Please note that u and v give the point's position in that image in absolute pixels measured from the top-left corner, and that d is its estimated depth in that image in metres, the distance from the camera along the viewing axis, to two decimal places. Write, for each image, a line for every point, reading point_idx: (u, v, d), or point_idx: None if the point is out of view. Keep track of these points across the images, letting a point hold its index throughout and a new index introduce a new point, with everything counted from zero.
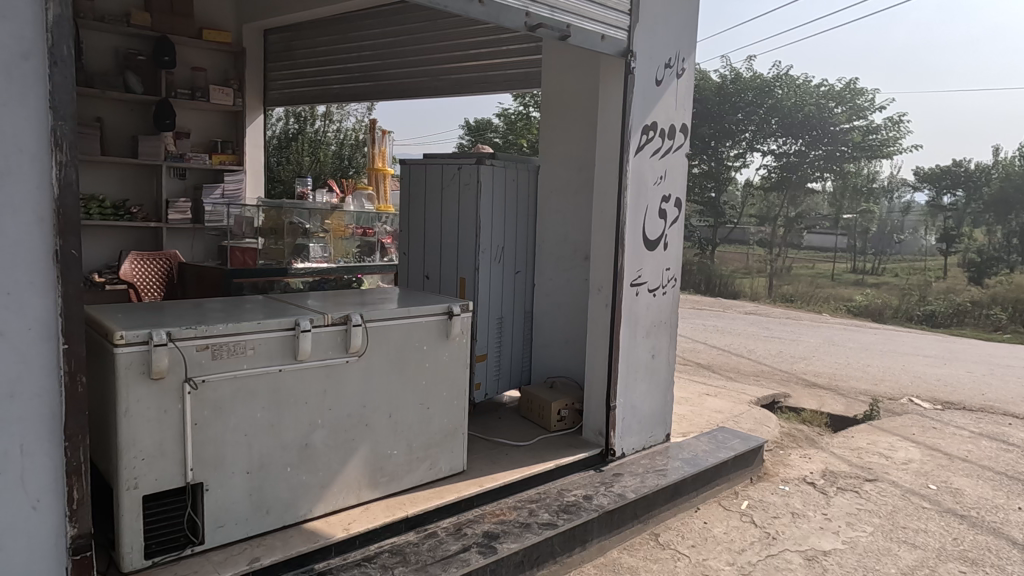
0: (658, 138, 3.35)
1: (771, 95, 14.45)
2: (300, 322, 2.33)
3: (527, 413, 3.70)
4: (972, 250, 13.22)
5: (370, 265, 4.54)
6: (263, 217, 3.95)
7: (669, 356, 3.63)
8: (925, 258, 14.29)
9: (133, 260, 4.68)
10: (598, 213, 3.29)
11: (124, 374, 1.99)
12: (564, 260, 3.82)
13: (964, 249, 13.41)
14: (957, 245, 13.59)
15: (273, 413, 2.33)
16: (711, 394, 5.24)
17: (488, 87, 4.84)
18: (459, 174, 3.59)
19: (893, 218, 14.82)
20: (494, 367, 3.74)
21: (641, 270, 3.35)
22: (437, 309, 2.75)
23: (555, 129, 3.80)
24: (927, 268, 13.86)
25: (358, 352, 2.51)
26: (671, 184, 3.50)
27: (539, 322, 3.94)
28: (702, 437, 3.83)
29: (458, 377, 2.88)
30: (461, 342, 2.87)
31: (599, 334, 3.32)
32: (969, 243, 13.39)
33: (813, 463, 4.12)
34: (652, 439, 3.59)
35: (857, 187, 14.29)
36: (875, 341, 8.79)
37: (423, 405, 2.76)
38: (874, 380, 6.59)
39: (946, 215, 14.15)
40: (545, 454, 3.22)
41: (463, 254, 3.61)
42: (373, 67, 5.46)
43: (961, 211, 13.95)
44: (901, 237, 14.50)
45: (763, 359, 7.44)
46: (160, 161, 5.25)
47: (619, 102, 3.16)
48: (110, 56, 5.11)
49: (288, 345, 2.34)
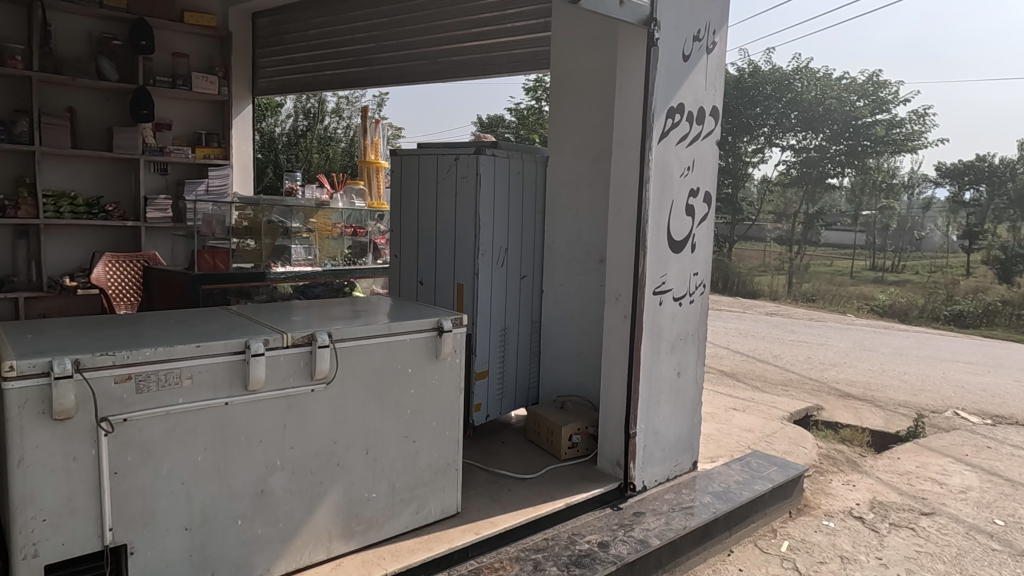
0: (685, 123, 2.90)
1: (791, 87, 13.71)
2: (251, 344, 1.90)
3: (534, 437, 3.26)
4: (996, 246, 12.45)
5: (360, 269, 4.17)
6: (237, 214, 3.53)
7: (696, 374, 3.18)
8: (946, 255, 13.59)
9: (106, 263, 4.29)
10: (615, 211, 2.84)
11: (17, 415, 1.57)
12: (577, 263, 3.37)
13: (988, 246, 12.65)
14: (979, 241, 12.77)
15: (219, 455, 1.91)
16: (738, 408, 4.77)
17: (491, 69, 4.34)
18: (455, 165, 3.15)
19: (913, 215, 13.98)
20: (497, 385, 3.29)
21: (665, 274, 2.90)
22: (425, 323, 2.31)
23: (566, 115, 3.35)
24: (949, 266, 13.23)
25: (326, 378, 2.08)
26: (700, 175, 3.04)
27: (548, 332, 3.51)
28: (734, 464, 3.36)
29: (451, 404, 2.43)
30: (453, 363, 2.43)
31: (616, 348, 2.87)
32: (993, 240, 12.59)
33: (859, 492, 3.64)
34: (677, 468, 3.15)
35: (881, 184, 13.82)
36: (909, 345, 8.25)
37: (408, 438, 2.33)
38: (913, 390, 6.07)
39: (968, 211, 13.36)
40: (553, 489, 2.78)
41: (460, 258, 3.17)
42: (365, 51, 5.04)
43: (984, 207, 13.13)
44: (921, 235, 13.92)
45: (791, 366, 6.94)
46: (137, 154, 4.87)
47: (640, 79, 2.71)
48: (83, 40, 4.74)
49: (237, 372, 1.91)
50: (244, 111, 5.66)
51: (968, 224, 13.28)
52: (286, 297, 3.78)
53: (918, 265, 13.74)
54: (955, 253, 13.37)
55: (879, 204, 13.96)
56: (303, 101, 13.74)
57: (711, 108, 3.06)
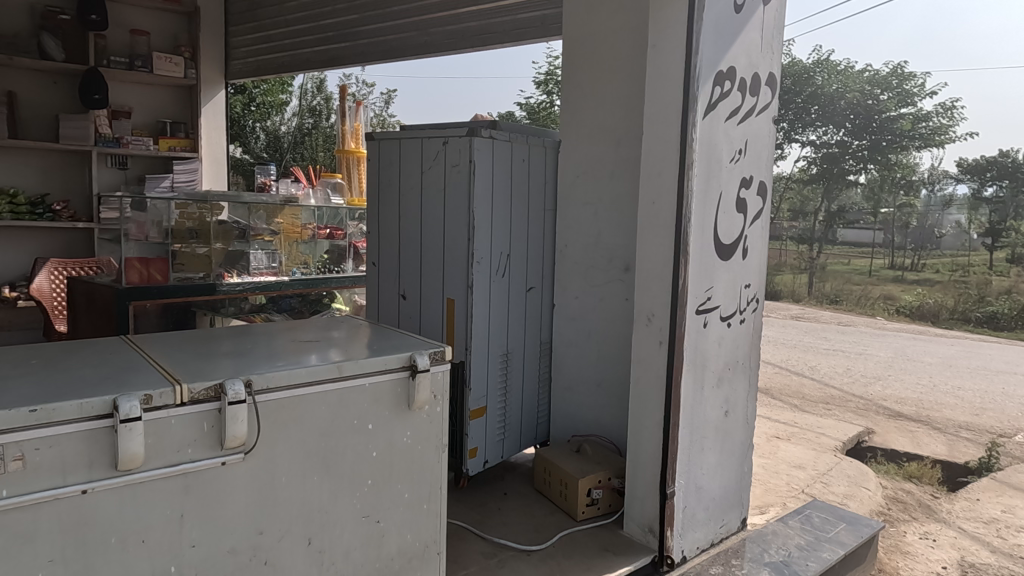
0: (736, 93, 2.26)
1: (811, 81, 11.58)
2: (120, 404, 1.29)
3: (544, 488, 2.62)
4: None
5: (337, 278, 3.77)
6: (179, 214, 3.00)
7: (746, 412, 2.55)
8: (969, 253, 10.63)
9: (50, 272, 3.72)
10: (646, 207, 2.20)
11: None
12: (597, 273, 2.75)
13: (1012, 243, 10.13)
14: (1001, 239, 10.23)
15: (78, 564, 1.29)
16: (782, 437, 4.11)
17: (490, 38, 3.71)
18: (444, 151, 2.51)
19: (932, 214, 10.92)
20: (497, 423, 2.67)
21: (711, 288, 2.26)
22: (393, 362, 1.69)
23: (582, 88, 2.72)
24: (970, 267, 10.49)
25: (244, 447, 1.46)
26: (754, 161, 2.39)
27: (561, 355, 2.89)
28: (792, 520, 2.71)
29: (430, 468, 1.81)
30: (433, 413, 1.80)
31: (645, 383, 2.23)
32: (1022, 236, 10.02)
33: (942, 550, 2.97)
34: (722, 530, 2.51)
35: (899, 180, 10.91)
36: (957, 354, 7.48)
37: (371, 518, 1.70)
38: (974, 410, 5.37)
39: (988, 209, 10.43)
40: (566, 568, 2.15)
41: (449, 266, 2.54)
42: (347, 23, 4.44)
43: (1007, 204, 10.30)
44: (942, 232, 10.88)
45: (831, 380, 6.25)
46: (89, 145, 4.50)
47: (682, 30, 2.06)
48: (25, 15, 4.39)
49: (101, 447, 1.29)
50: (215, 96, 5.25)
51: (988, 223, 10.44)
52: (258, 307, 3.52)
53: (938, 266, 10.94)
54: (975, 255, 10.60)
55: (897, 203, 11.16)
56: (308, 98, 13.21)
57: (767, 75, 2.42)
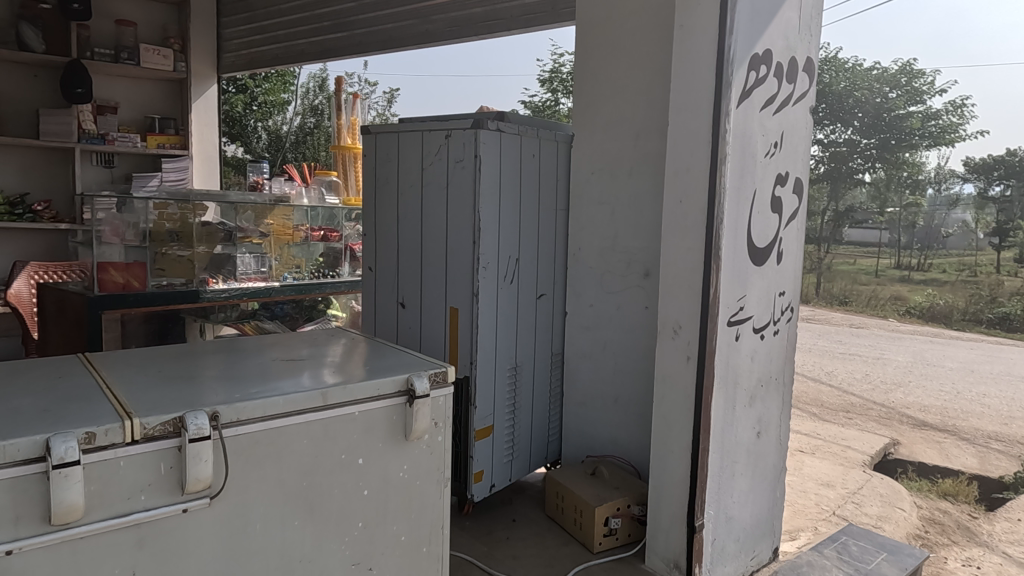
0: (772, 79, 2.03)
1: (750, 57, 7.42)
2: (53, 446, 1.06)
3: (556, 514, 2.40)
4: None
5: (332, 283, 3.55)
6: (157, 214, 2.81)
7: (779, 432, 2.32)
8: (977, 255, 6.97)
9: (28, 277, 3.52)
10: (673, 207, 1.97)
11: None
12: (614, 278, 2.52)
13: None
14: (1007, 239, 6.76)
15: None
16: (805, 450, 3.88)
17: (495, 25, 3.49)
18: (447, 145, 2.28)
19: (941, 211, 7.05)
20: (505, 443, 2.44)
21: (744, 297, 2.03)
22: (387, 386, 1.47)
23: (598, 77, 2.48)
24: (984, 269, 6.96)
25: (209, 490, 1.24)
26: (790, 156, 2.17)
27: (573, 368, 2.67)
28: (828, 548, 2.48)
29: (429, 505, 1.58)
30: (432, 444, 1.57)
31: (671, 403, 2.00)
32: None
33: None
34: (753, 562, 2.28)
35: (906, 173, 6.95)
36: (978, 359, 7.21)
37: (363, 565, 1.48)
38: (1002, 420, 5.11)
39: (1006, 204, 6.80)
40: None
41: (452, 271, 2.31)
42: (345, 13, 4.25)
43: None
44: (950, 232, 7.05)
45: (850, 388, 5.99)
46: (72, 141, 4.32)
47: (715, 9, 1.82)
48: (5, 5, 4.19)
49: (30, 498, 1.06)
50: (207, 90, 5.06)
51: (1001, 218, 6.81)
52: (250, 313, 3.34)
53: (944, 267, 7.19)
54: (983, 256, 6.91)
55: (902, 200, 7.12)
56: (310, 97, 12.98)
57: (804, 60, 2.20)
